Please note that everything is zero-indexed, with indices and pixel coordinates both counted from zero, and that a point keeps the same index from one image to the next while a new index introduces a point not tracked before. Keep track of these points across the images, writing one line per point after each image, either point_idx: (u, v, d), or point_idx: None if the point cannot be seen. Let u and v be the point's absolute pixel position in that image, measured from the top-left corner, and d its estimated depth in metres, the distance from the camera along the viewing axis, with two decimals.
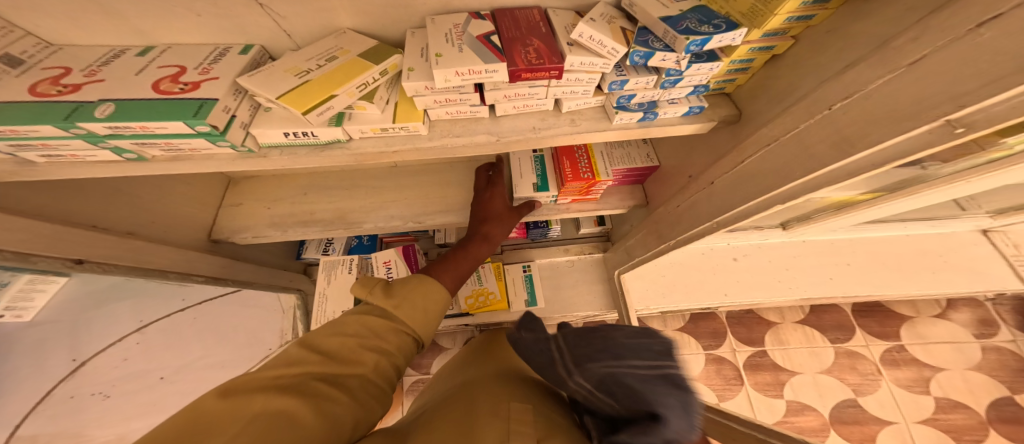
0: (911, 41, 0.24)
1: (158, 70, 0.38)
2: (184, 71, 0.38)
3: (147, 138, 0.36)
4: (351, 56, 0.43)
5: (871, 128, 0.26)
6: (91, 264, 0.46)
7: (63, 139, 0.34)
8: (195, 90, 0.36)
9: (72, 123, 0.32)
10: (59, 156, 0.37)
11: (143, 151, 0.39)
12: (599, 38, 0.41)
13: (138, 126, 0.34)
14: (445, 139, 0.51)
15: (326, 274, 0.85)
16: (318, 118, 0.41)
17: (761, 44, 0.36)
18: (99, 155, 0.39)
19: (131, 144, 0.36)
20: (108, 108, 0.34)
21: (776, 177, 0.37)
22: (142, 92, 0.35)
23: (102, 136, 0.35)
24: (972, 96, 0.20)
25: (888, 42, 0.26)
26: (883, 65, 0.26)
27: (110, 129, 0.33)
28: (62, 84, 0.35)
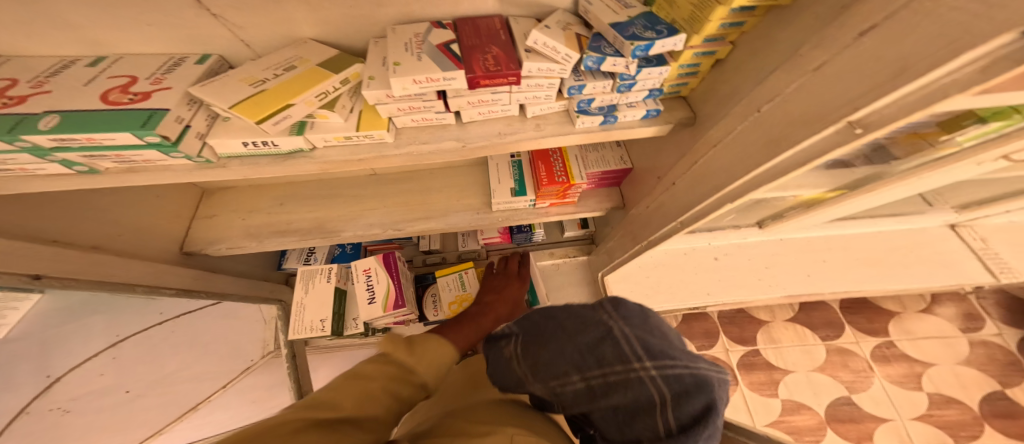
0: (812, 48, 0.26)
1: (108, 80, 0.37)
2: (134, 82, 0.38)
3: (97, 150, 0.35)
4: (310, 65, 0.43)
5: (793, 128, 0.28)
6: (49, 280, 0.45)
7: (8, 152, 0.34)
8: (145, 100, 0.36)
9: (15, 136, 0.31)
10: (8, 169, 0.37)
11: (96, 163, 0.39)
12: (552, 45, 0.42)
13: (85, 138, 0.33)
14: (412, 146, 0.52)
15: (304, 284, 0.84)
16: (274, 127, 0.41)
17: (704, 48, 0.37)
18: (50, 168, 0.39)
19: (81, 157, 0.36)
20: (53, 120, 0.33)
21: (726, 177, 0.37)
22: (89, 103, 0.35)
23: (49, 150, 0.34)
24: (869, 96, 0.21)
25: (805, 46, 0.27)
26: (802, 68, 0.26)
27: (54, 141, 0.33)
28: (6, 96, 0.35)
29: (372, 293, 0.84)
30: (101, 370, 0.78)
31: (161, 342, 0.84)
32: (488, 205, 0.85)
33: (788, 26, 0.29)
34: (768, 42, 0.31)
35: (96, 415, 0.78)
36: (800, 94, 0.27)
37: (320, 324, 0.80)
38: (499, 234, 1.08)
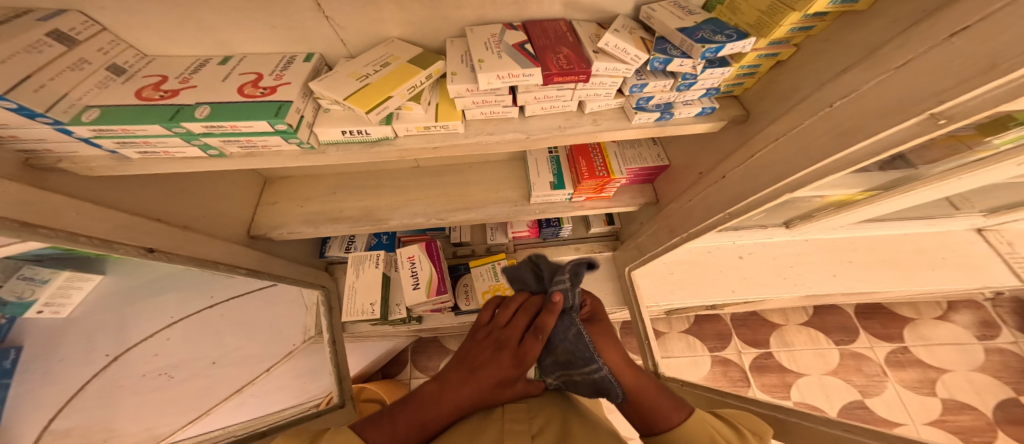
0: (895, 48, 0.29)
1: (240, 76, 0.46)
2: (261, 77, 0.46)
3: (233, 136, 0.43)
4: (401, 62, 0.49)
5: (866, 121, 0.31)
6: (160, 254, 0.50)
7: (163, 136, 0.42)
8: (273, 93, 0.43)
9: (176, 123, 0.39)
10: (153, 151, 0.45)
11: (225, 148, 0.46)
12: (624, 47, 0.46)
13: (229, 125, 0.41)
14: (479, 136, 0.56)
15: (354, 269, 0.89)
16: (377, 117, 0.46)
17: (769, 51, 0.42)
18: (186, 152, 0.47)
19: (218, 141, 0.44)
20: (205, 110, 0.41)
21: (786, 168, 0.41)
22: (230, 96, 0.43)
23: (197, 134, 0.42)
24: (950, 92, 0.24)
25: (880, 47, 0.30)
26: (876, 68, 0.30)
27: (206, 127, 0.41)
28: (161, 90, 0.44)
29: (416, 278, 0.89)
30: (156, 351, 0.78)
31: (213, 324, 0.88)
32: (525, 198, 0.89)
33: (863, 30, 0.33)
34: (841, 44, 0.35)
35: (155, 398, 0.77)
36: (876, 89, 0.30)
37: (370, 308, 0.84)
38: (528, 229, 1.12)
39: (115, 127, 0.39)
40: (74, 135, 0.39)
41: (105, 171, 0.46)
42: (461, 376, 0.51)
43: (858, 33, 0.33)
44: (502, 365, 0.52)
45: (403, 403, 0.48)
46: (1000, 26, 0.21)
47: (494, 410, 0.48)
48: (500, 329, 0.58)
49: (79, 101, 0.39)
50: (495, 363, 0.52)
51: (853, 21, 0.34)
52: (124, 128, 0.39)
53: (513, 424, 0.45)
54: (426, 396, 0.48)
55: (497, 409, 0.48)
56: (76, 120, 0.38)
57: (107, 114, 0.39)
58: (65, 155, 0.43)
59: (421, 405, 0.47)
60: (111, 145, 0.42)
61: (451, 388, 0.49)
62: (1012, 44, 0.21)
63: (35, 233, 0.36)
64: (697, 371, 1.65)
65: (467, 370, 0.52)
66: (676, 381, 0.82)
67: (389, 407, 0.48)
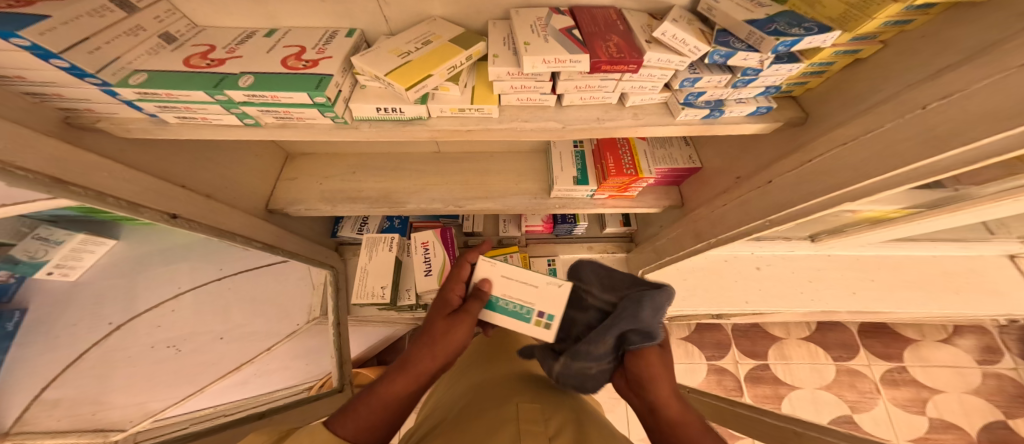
0: (1021, 45, 0.25)
1: (284, 49, 0.43)
2: (304, 50, 0.43)
3: (272, 106, 0.41)
4: (443, 41, 0.47)
5: (966, 127, 0.28)
6: (182, 221, 0.49)
7: (205, 103, 0.39)
8: (315, 66, 0.41)
9: (219, 90, 0.37)
10: (192, 118, 0.43)
11: (262, 118, 0.44)
12: (682, 37, 0.43)
13: (270, 95, 0.39)
14: (514, 123, 0.53)
15: (368, 251, 0.87)
16: (415, 95, 0.44)
17: (848, 47, 0.39)
18: (224, 120, 0.44)
19: (257, 111, 0.42)
20: (248, 79, 0.39)
21: (851, 175, 0.38)
22: (273, 66, 0.41)
23: (237, 103, 0.40)
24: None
25: (1000, 43, 0.27)
26: (992, 67, 0.27)
27: (247, 97, 0.39)
28: (209, 58, 0.41)
29: (429, 265, 0.87)
30: (158, 322, 0.78)
31: (222, 298, 0.87)
32: (546, 191, 0.86)
33: (975, 26, 0.30)
34: (947, 44, 0.32)
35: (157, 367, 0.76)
36: (989, 90, 0.27)
37: (380, 291, 0.82)
38: (542, 223, 1.10)
39: (158, 91, 0.37)
40: (119, 97, 0.37)
41: (141, 134, 0.44)
42: (412, 354, 0.44)
43: (967, 29, 0.31)
44: (459, 326, 0.49)
45: (362, 394, 0.40)
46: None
47: (506, 409, 0.47)
48: (445, 296, 0.54)
49: (128, 65, 0.37)
50: (450, 325, 0.48)
51: (966, 18, 0.31)
52: (167, 93, 0.37)
53: (528, 421, 0.44)
54: (387, 389, 0.40)
55: (510, 407, 0.48)
56: (123, 83, 0.36)
57: (155, 78, 0.37)
58: (104, 114, 0.41)
59: (381, 398, 0.39)
60: (152, 109, 0.40)
61: (415, 373, 0.42)
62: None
63: (67, 190, 0.34)
64: (691, 377, 1.65)
65: (425, 343, 0.45)
66: (686, 387, 0.79)
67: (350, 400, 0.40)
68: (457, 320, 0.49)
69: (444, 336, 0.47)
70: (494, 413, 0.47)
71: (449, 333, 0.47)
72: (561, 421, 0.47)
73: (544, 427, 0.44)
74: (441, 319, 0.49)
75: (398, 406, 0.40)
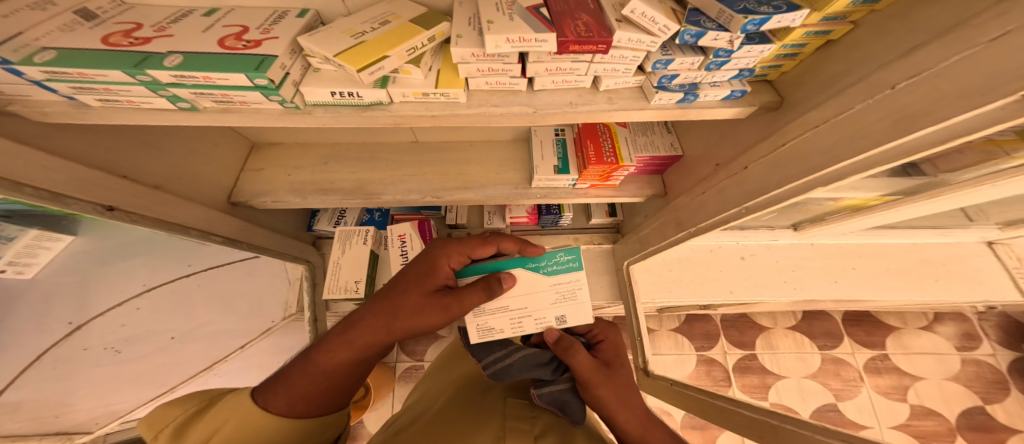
0: (992, 18, 0.24)
1: (223, 29, 0.40)
2: (247, 30, 0.40)
3: (207, 89, 0.38)
4: (403, 21, 0.44)
5: (937, 105, 0.26)
6: (122, 213, 0.47)
7: (127, 84, 0.36)
8: (257, 47, 0.38)
9: (141, 70, 0.34)
10: (116, 100, 0.40)
11: (198, 101, 0.41)
12: (651, 15, 0.41)
13: (203, 76, 0.36)
14: (483, 108, 0.51)
15: (342, 244, 0.84)
16: (370, 77, 0.42)
17: (819, 28, 0.37)
18: (154, 103, 0.41)
19: (189, 94, 0.39)
20: (176, 59, 0.36)
21: (822, 159, 0.37)
22: (208, 46, 0.37)
23: (164, 84, 0.37)
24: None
25: (968, 20, 0.26)
26: (960, 43, 0.25)
27: (175, 77, 0.36)
28: (132, 36, 0.38)
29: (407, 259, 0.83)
30: (122, 322, 0.74)
31: (183, 294, 0.81)
32: (527, 181, 0.84)
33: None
34: (917, 17, 0.30)
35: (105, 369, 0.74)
36: (958, 66, 0.25)
37: (354, 285, 0.79)
38: (526, 215, 1.07)
39: (70, 70, 0.34)
40: (25, 77, 0.34)
41: (63, 119, 0.41)
42: (365, 319, 0.46)
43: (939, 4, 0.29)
44: (432, 312, 0.47)
45: (304, 360, 0.43)
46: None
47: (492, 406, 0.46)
48: (431, 268, 0.51)
49: (33, 42, 0.35)
50: (421, 308, 0.47)
51: None
52: (80, 72, 0.34)
53: (516, 423, 0.42)
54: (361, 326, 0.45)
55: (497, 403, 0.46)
56: (27, 60, 0.33)
57: (65, 57, 0.34)
58: (17, 96, 0.38)
59: (320, 365, 0.42)
60: (67, 91, 0.37)
61: (355, 343, 0.44)
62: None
63: None
64: (680, 368, 1.66)
65: (385, 318, 0.46)
66: (667, 379, 0.78)
67: (292, 365, 0.44)
68: (467, 291, 0.49)
69: (433, 262, 0.51)
70: (481, 410, 0.44)
71: (458, 302, 0.48)
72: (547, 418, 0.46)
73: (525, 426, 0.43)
74: (412, 301, 0.48)
75: (366, 347, 0.44)
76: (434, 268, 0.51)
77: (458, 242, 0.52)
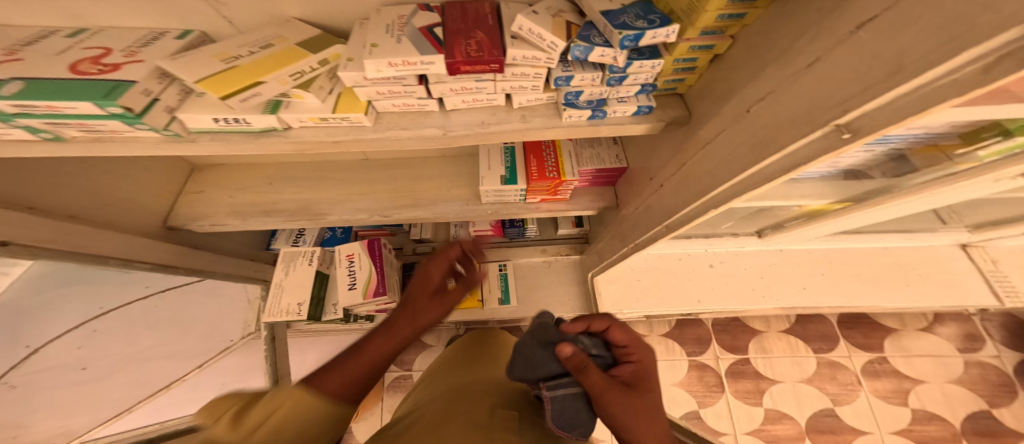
0: (808, 41, 0.23)
1: (81, 51, 0.37)
2: (108, 53, 0.38)
3: (60, 118, 0.36)
4: (288, 43, 0.42)
5: (777, 133, 0.25)
6: (17, 248, 0.45)
7: None
8: (114, 71, 0.36)
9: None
10: None
11: (61, 131, 0.39)
12: (538, 31, 0.39)
13: (47, 105, 0.34)
14: (390, 131, 0.49)
15: (286, 266, 0.83)
16: (243, 104, 0.40)
17: (701, 42, 0.35)
18: (14, 134, 0.39)
19: (42, 124, 0.37)
20: (15, 86, 0.34)
21: (709, 182, 0.36)
22: (56, 72, 0.35)
23: (10, 115, 0.35)
24: (855, 100, 0.18)
25: (796, 40, 0.24)
26: (784, 66, 0.24)
27: (16, 107, 0.34)
28: None
29: (354, 278, 0.82)
30: (78, 343, 0.78)
31: None
32: (477, 197, 0.82)
33: (786, 16, 0.27)
34: (769, 35, 0.29)
35: None
36: (786, 92, 0.24)
37: (296, 308, 0.78)
38: (490, 228, 1.04)
39: None
40: None
41: None
42: (396, 323, 0.47)
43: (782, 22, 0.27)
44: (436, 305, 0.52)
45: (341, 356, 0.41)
46: (911, 13, 0.15)
47: (479, 415, 0.39)
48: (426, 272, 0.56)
49: None
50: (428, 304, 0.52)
51: (778, 9, 0.28)
52: None
53: (501, 435, 0.35)
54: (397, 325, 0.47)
55: (483, 414, 0.39)
56: None
57: None
58: None
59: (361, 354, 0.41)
60: None
61: (392, 334, 0.45)
62: (932, 32, 0.14)
63: None
64: (671, 375, 1.61)
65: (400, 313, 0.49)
66: None
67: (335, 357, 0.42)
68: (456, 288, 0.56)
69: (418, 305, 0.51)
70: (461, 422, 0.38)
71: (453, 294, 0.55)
72: (540, 432, 0.39)
73: (512, 435, 0.36)
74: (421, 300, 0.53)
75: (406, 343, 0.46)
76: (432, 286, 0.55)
77: (441, 265, 0.57)
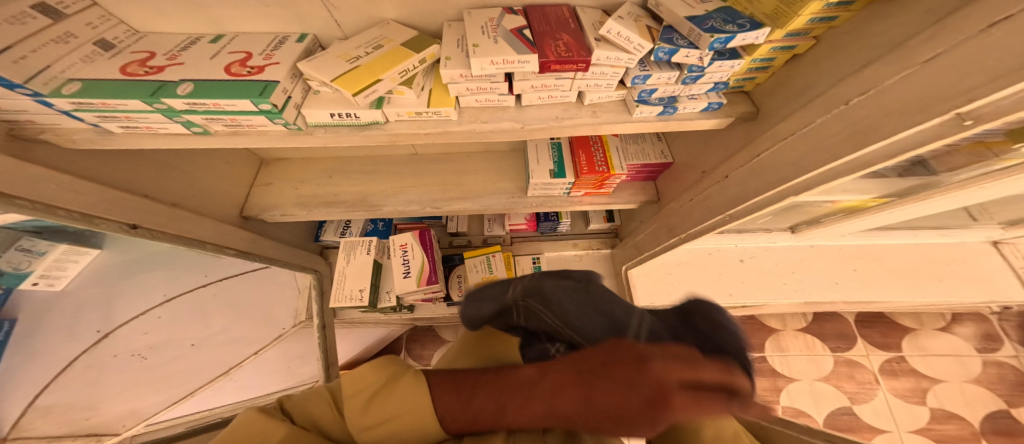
0: (922, 41, 0.27)
1: (228, 55, 0.43)
2: (251, 56, 0.43)
3: (217, 114, 0.41)
4: (394, 44, 0.47)
5: (886, 121, 0.30)
6: (144, 230, 0.51)
7: (143, 112, 0.39)
8: (261, 73, 0.41)
9: (157, 99, 0.37)
10: (135, 127, 0.43)
11: (210, 125, 0.44)
12: (626, 35, 0.44)
13: (213, 103, 0.39)
14: (474, 125, 0.54)
15: (346, 254, 0.87)
16: (365, 100, 0.45)
17: (784, 43, 0.40)
18: (170, 128, 0.45)
19: (201, 119, 0.42)
20: (188, 86, 0.39)
21: (794, 168, 0.40)
22: (216, 74, 0.40)
23: (178, 111, 0.40)
24: (981, 89, 0.23)
25: (907, 41, 0.29)
26: (897, 64, 0.29)
27: (187, 104, 0.39)
28: (148, 65, 0.41)
29: (408, 267, 0.87)
30: (147, 329, 0.79)
31: (202, 304, 0.87)
32: (524, 190, 0.86)
33: (887, 20, 0.31)
34: (867, 35, 0.33)
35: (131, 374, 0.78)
36: (900, 85, 0.29)
37: (359, 293, 0.82)
38: (526, 221, 1.09)
39: (93, 101, 0.37)
40: (54, 108, 0.37)
41: (87, 144, 0.45)
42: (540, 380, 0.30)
43: (886, 25, 0.32)
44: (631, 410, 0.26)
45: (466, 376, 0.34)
46: None
47: None
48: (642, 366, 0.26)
49: (60, 74, 0.37)
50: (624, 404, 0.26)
51: (877, 13, 0.33)
52: (103, 103, 0.37)
53: None
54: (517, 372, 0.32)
55: None
56: (56, 93, 0.36)
57: (88, 87, 0.37)
58: (48, 125, 0.42)
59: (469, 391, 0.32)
60: (93, 119, 0.40)
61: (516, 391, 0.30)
62: None
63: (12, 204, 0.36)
64: None
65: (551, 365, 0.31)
66: None
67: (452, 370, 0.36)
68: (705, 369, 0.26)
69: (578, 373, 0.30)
70: None
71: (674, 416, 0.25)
72: None
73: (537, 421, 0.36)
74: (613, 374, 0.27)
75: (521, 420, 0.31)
76: (635, 367, 0.26)
77: (691, 391, 0.25)
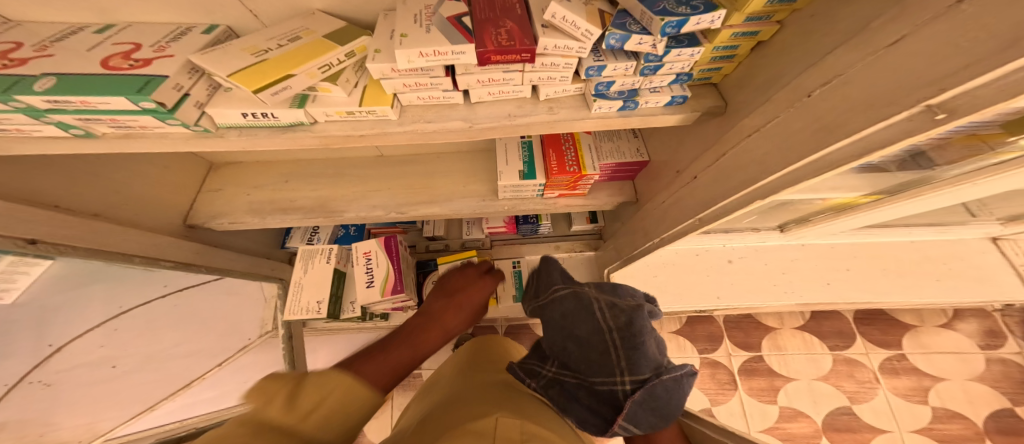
0: (889, 20, 0.22)
1: (112, 46, 0.38)
2: (138, 48, 0.38)
3: (91, 113, 0.36)
4: (315, 36, 0.41)
5: (853, 115, 0.25)
6: (45, 245, 0.45)
7: (5, 112, 0.35)
8: (145, 66, 0.36)
9: (8, 95, 0.33)
10: (5, 129, 0.38)
11: (91, 127, 0.40)
12: (573, 19, 0.38)
13: (79, 101, 0.34)
14: (416, 124, 0.49)
15: (304, 263, 0.82)
16: (273, 98, 0.40)
17: (746, 28, 0.35)
18: (46, 130, 0.40)
19: (75, 119, 0.37)
20: (48, 82, 0.34)
21: (760, 170, 0.35)
22: (90, 67, 0.36)
23: (43, 111, 0.35)
24: (954, 77, 0.18)
25: (870, 22, 0.24)
26: (864, 48, 0.24)
27: (49, 102, 0.34)
28: (9, 58, 0.36)
29: (372, 276, 0.82)
30: (101, 342, 0.70)
31: (156, 317, 0.78)
32: (494, 193, 0.81)
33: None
34: (831, 16, 0.28)
35: (60, 397, 0.67)
36: (866, 73, 0.24)
37: (316, 306, 0.78)
38: (503, 224, 1.04)
39: None
40: None
41: None
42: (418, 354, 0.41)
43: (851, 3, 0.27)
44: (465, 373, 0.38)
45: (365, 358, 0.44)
46: None
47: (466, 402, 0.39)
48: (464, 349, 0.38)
49: None
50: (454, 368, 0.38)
51: None
52: None
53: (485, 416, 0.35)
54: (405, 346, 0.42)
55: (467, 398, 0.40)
56: None
57: None
58: None
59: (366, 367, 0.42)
60: None
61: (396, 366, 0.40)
62: None
63: None
64: None
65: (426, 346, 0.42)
66: None
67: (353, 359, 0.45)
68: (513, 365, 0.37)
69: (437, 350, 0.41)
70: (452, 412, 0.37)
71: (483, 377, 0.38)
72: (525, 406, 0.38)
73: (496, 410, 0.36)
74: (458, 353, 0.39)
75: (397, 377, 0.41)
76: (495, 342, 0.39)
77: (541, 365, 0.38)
